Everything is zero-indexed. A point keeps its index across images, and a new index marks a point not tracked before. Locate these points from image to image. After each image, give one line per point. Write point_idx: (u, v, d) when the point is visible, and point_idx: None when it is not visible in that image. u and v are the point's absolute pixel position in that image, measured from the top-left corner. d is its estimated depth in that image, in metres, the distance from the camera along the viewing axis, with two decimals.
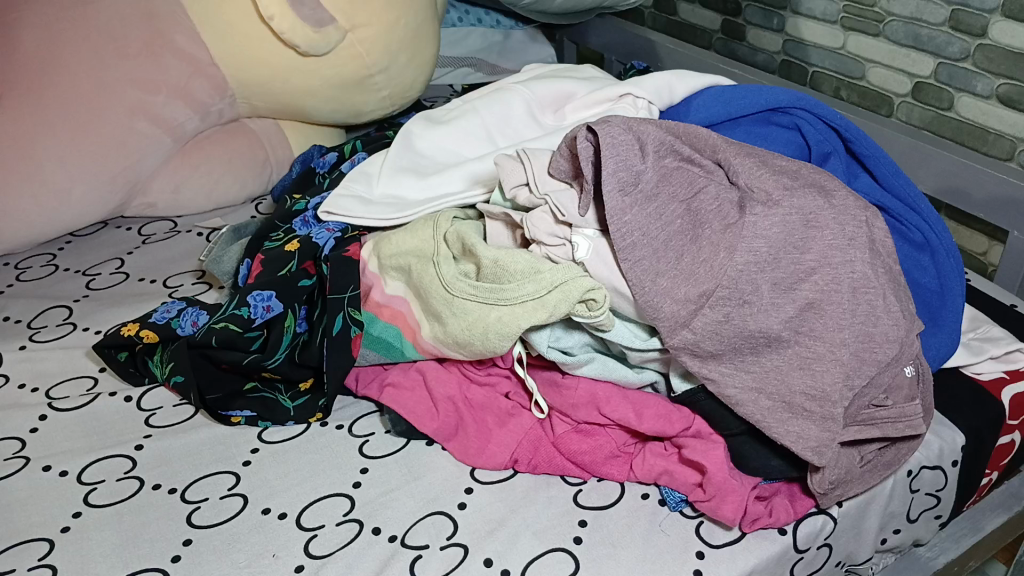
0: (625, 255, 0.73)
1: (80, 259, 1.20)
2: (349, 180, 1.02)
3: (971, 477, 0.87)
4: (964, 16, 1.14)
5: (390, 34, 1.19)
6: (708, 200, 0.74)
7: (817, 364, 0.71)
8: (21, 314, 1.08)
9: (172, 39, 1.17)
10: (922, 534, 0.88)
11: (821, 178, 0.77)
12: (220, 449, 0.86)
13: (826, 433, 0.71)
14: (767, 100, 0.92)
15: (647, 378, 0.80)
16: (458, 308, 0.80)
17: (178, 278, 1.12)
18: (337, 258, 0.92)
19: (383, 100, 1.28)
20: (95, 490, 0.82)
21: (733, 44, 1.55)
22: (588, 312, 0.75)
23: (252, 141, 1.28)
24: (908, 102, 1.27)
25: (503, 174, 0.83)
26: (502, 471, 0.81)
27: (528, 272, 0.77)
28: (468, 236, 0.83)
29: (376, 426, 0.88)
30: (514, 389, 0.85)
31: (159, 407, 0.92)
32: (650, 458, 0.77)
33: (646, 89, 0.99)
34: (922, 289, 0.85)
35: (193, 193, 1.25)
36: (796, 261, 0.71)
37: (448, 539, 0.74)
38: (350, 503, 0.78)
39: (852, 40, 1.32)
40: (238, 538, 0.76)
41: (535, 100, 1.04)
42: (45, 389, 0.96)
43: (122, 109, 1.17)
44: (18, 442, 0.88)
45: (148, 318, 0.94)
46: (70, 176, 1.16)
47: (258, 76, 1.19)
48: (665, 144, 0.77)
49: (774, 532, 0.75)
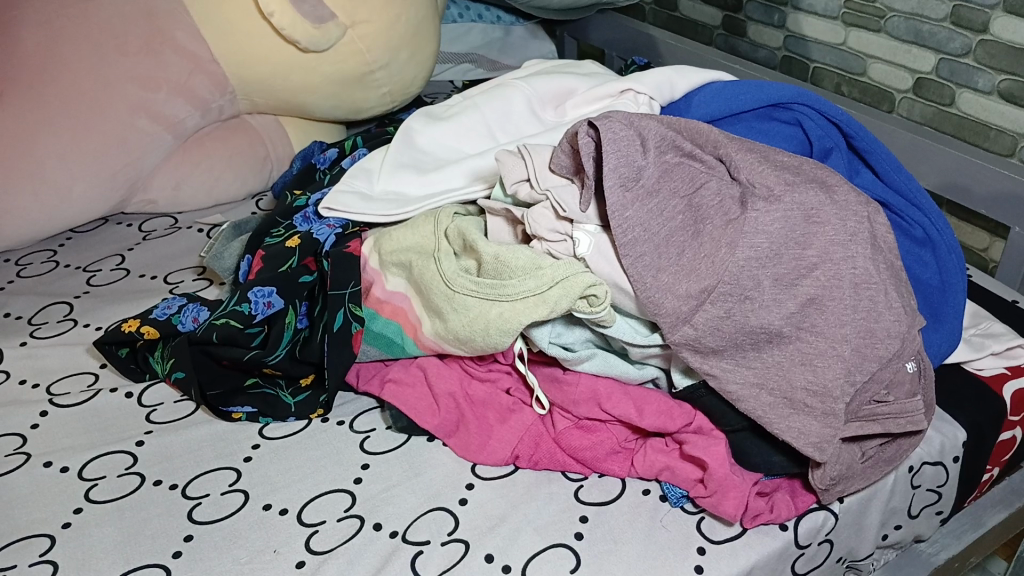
0: (626, 251, 0.73)
1: (80, 256, 1.19)
2: (349, 177, 1.01)
3: (972, 473, 0.87)
4: (965, 12, 1.14)
5: (390, 29, 1.18)
6: (709, 196, 0.74)
7: (818, 359, 0.71)
8: (21, 310, 1.08)
9: (172, 36, 1.17)
10: (923, 530, 0.88)
11: (822, 173, 0.77)
12: (220, 446, 0.86)
13: (827, 429, 0.71)
14: (768, 96, 0.92)
15: (648, 374, 0.80)
16: (459, 303, 0.80)
17: (178, 275, 1.12)
18: (338, 254, 0.91)
19: (384, 96, 1.27)
20: (95, 486, 0.82)
21: (734, 40, 1.55)
22: (589, 308, 0.75)
23: (252, 137, 1.28)
24: (909, 97, 1.27)
25: (504, 170, 0.82)
26: (503, 468, 0.81)
27: (529, 268, 0.77)
28: (469, 232, 0.83)
29: (377, 422, 0.88)
30: (515, 385, 0.84)
31: (159, 403, 0.92)
32: (651, 454, 0.77)
33: (647, 84, 0.98)
34: (923, 285, 0.85)
35: (193, 190, 1.25)
36: (797, 257, 0.71)
37: (449, 535, 0.74)
38: (351, 499, 0.78)
39: (852, 36, 1.31)
40: (239, 534, 0.76)
41: (535, 96, 1.04)
42: (46, 385, 0.96)
43: (122, 106, 1.16)
44: (19, 439, 0.88)
45: (149, 314, 0.95)
46: (71, 173, 1.16)
47: (258, 72, 1.19)
48: (666, 140, 0.77)
49: (775, 528, 0.75)
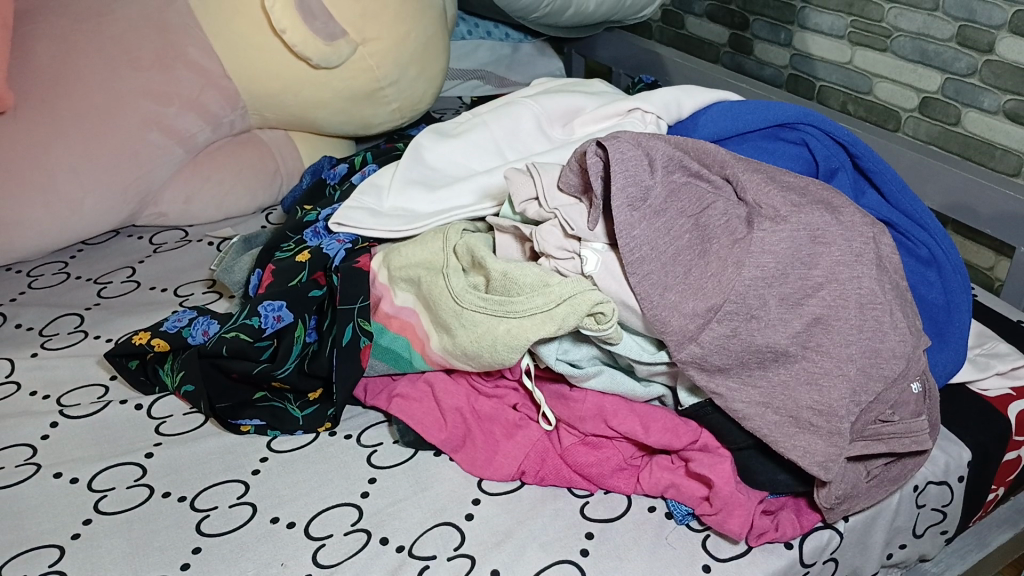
0: (633, 270, 0.73)
1: (91, 268, 1.21)
2: (359, 192, 1.03)
3: (977, 493, 0.87)
4: (971, 32, 1.15)
5: (401, 47, 1.20)
6: (716, 216, 0.75)
7: (823, 379, 0.71)
8: (32, 322, 1.09)
9: (185, 51, 1.19)
10: (927, 550, 0.88)
11: (829, 195, 0.77)
12: (229, 459, 0.86)
13: (833, 448, 0.71)
14: (774, 116, 0.93)
15: (655, 392, 0.80)
16: (467, 319, 0.80)
17: (189, 288, 1.13)
18: (348, 269, 0.93)
19: (394, 112, 1.29)
20: (105, 497, 0.82)
21: (740, 59, 1.56)
22: (596, 325, 0.75)
23: (262, 152, 1.30)
24: (915, 116, 1.28)
25: (513, 188, 0.84)
26: (510, 483, 0.81)
27: (537, 285, 0.78)
28: (478, 248, 0.84)
29: (384, 437, 0.88)
30: (522, 401, 0.85)
31: (169, 415, 0.93)
32: (657, 472, 0.78)
33: (654, 104, 0.99)
34: (928, 304, 0.85)
35: (203, 203, 1.26)
36: (803, 277, 0.72)
37: (455, 550, 0.75)
38: (358, 513, 0.79)
39: (858, 55, 1.33)
40: (247, 546, 0.76)
41: (544, 114, 1.05)
42: (56, 396, 0.96)
43: (135, 120, 1.18)
44: (30, 449, 0.89)
45: (160, 327, 0.96)
46: (82, 186, 1.17)
47: (270, 88, 1.20)
48: (674, 159, 0.78)
49: (780, 546, 0.75)
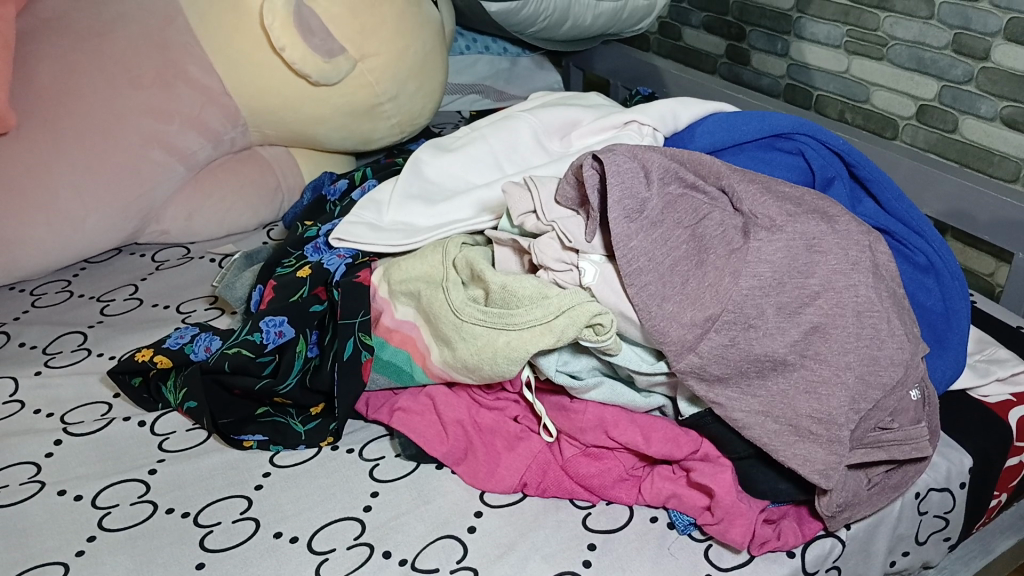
0: (631, 280, 0.74)
1: (95, 286, 1.21)
2: (359, 207, 1.03)
3: (979, 499, 0.87)
4: (967, 39, 1.16)
5: (400, 63, 1.21)
6: (713, 226, 0.75)
7: (822, 387, 0.71)
8: (36, 340, 1.10)
9: (186, 70, 1.20)
10: (932, 556, 0.88)
11: (824, 204, 0.78)
12: (231, 474, 0.87)
13: (833, 456, 0.71)
14: (770, 126, 0.93)
15: (655, 402, 0.81)
16: (468, 332, 0.81)
17: (190, 304, 1.14)
18: (348, 284, 0.94)
19: (394, 127, 1.30)
20: (109, 514, 0.83)
21: (738, 69, 1.57)
22: (596, 336, 0.75)
23: (263, 168, 1.30)
24: (913, 124, 1.28)
25: (511, 202, 0.84)
26: (511, 495, 0.81)
27: (536, 297, 0.78)
28: (477, 261, 0.84)
29: (387, 450, 0.88)
30: (523, 413, 0.85)
31: (171, 432, 0.93)
32: (658, 482, 0.78)
33: (651, 116, 1.00)
34: (927, 311, 0.85)
35: (205, 220, 1.27)
36: (800, 285, 0.72)
37: (458, 562, 0.75)
38: (361, 527, 0.79)
39: (856, 63, 1.33)
40: (250, 561, 0.76)
41: (542, 128, 1.05)
42: (60, 414, 0.97)
43: (137, 137, 1.19)
44: (34, 467, 0.89)
45: (162, 344, 0.97)
46: (85, 204, 1.18)
47: (270, 106, 1.21)
48: (669, 171, 0.78)
49: (784, 555, 0.75)
